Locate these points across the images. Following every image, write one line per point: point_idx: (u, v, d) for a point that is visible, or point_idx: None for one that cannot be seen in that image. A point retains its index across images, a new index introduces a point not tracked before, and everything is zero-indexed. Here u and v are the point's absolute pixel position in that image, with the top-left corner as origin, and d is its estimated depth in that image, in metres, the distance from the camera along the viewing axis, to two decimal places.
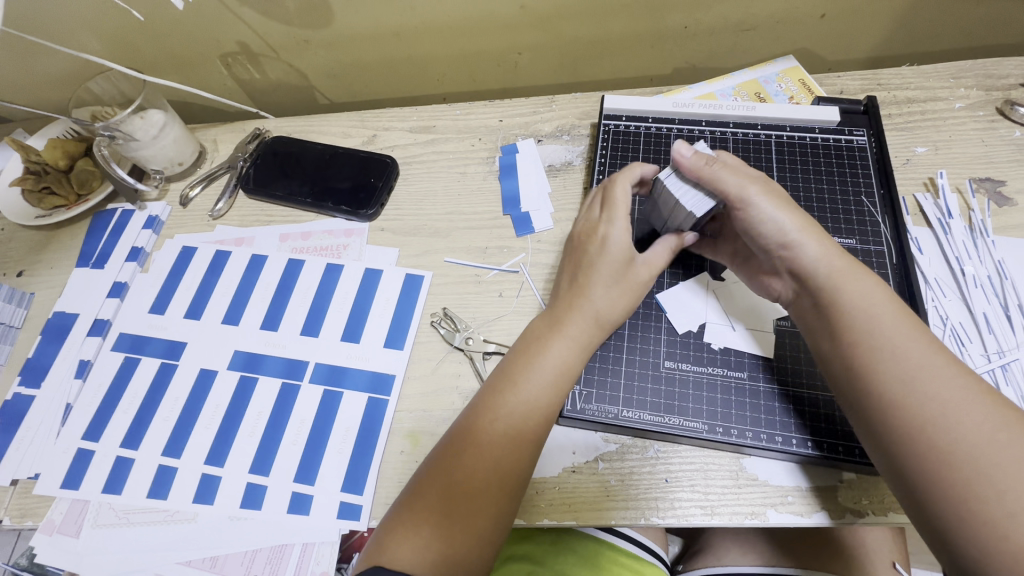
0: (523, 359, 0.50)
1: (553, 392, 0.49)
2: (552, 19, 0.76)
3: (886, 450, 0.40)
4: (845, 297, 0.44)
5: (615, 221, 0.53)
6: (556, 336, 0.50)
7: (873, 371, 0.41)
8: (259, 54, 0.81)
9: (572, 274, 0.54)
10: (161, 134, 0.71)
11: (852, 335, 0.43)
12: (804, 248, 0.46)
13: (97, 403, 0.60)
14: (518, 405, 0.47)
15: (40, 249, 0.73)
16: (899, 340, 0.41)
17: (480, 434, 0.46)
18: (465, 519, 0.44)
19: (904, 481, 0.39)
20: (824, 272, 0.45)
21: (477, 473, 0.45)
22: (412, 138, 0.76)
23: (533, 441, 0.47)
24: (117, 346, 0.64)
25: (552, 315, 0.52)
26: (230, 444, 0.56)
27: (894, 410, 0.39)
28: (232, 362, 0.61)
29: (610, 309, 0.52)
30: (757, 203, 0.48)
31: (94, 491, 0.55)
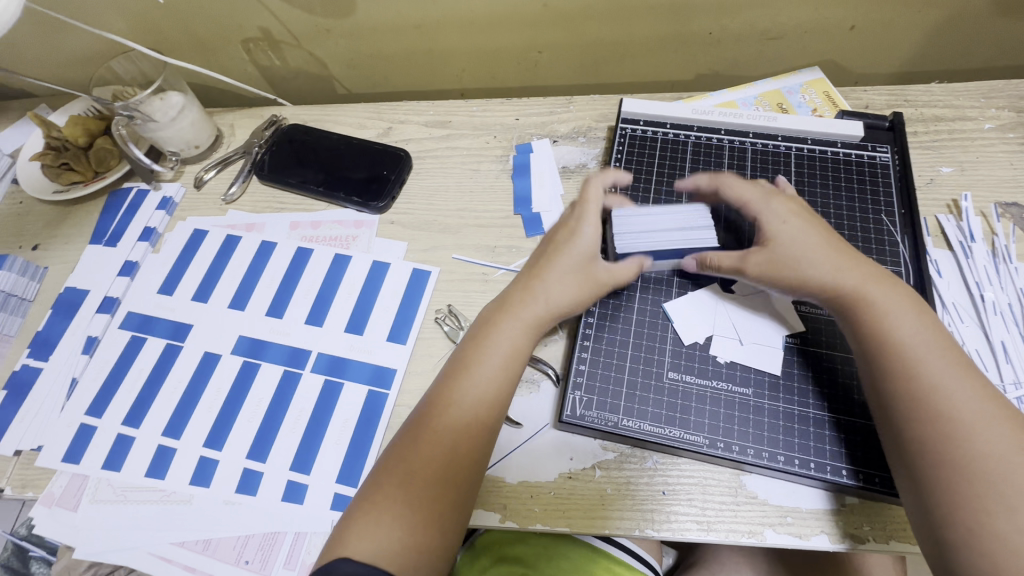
0: (476, 345, 0.50)
1: (503, 374, 0.49)
2: (575, 18, 0.75)
3: (903, 457, 0.41)
4: (891, 312, 0.45)
5: (589, 218, 0.54)
6: (505, 324, 0.51)
7: (905, 384, 0.42)
8: (280, 41, 0.81)
9: (535, 266, 0.54)
10: (179, 116, 0.71)
11: (891, 347, 0.44)
12: (855, 266, 0.47)
13: (102, 379, 0.61)
14: (474, 391, 0.48)
15: (57, 224, 0.75)
16: (933, 360, 0.42)
17: (438, 419, 0.47)
18: (423, 507, 0.44)
19: (913, 486, 0.41)
20: (857, 287, 0.46)
21: (438, 457, 0.45)
22: (427, 132, 0.75)
23: (492, 421, 0.48)
24: (125, 324, 0.64)
25: (502, 303, 0.53)
26: (230, 428, 0.56)
27: (916, 422, 0.41)
28: (236, 347, 0.61)
29: (559, 293, 0.51)
30: (756, 275, 0.49)
31: (94, 466, 0.56)
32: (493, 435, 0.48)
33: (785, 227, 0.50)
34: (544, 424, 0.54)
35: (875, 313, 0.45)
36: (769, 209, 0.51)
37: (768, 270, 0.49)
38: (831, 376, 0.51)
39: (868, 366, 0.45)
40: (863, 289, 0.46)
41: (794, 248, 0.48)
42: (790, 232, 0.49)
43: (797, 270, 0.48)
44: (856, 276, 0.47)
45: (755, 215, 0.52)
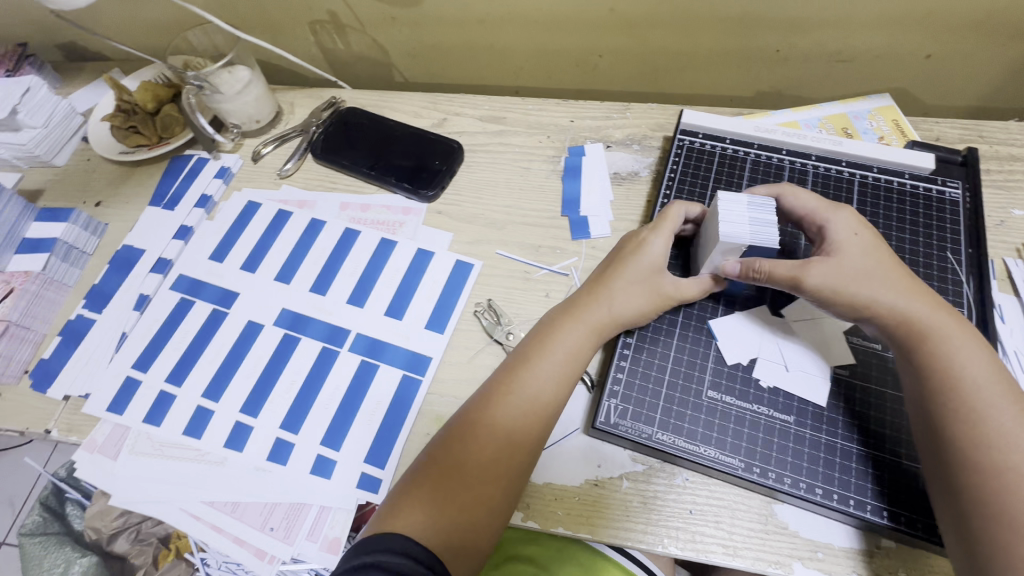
0: (541, 341, 0.50)
1: (563, 373, 0.49)
2: (639, 25, 0.75)
3: (952, 501, 0.40)
4: (953, 352, 0.43)
5: (666, 232, 0.53)
6: (572, 324, 0.51)
7: (965, 428, 0.41)
8: (346, 25, 0.83)
9: (606, 273, 0.53)
10: (244, 90, 0.74)
11: (947, 387, 0.42)
12: (918, 299, 0.46)
13: (150, 337, 0.63)
14: (537, 387, 0.48)
15: (121, 184, 0.78)
16: (999, 407, 0.41)
17: (494, 407, 0.47)
18: (470, 492, 0.44)
19: (961, 534, 0.39)
20: (925, 321, 0.45)
21: (499, 449, 0.46)
22: (481, 127, 0.76)
23: (553, 418, 0.48)
24: (176, 286, 0.66)
25: (568, 303, 0.52)
26: (266, 398, 0.58)
27: (972, 469, 0.39)
28: (279, 319, 0.62)
29: (624, 305, 0.51)
30: (816, 283, 0.47)
31: (136, 419, 0.58)
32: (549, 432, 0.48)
33: (854, 239, 0.49)
34: (574, 428, 0.53)
35: (933, 350, 0.44)
36: (835, 220, 0.50)
37: (828, 283, 0.47)
38: (878, 413, 0.49)
39: (920, 405, 0.44)
40: (923, 323, 0.45)
41: (857, 264, 0.47)
42: (855, 245, 0.48)
43: (859, 285, 0.46)
44: (923, 309, 0.45)
45: (822, 223, 0.50)
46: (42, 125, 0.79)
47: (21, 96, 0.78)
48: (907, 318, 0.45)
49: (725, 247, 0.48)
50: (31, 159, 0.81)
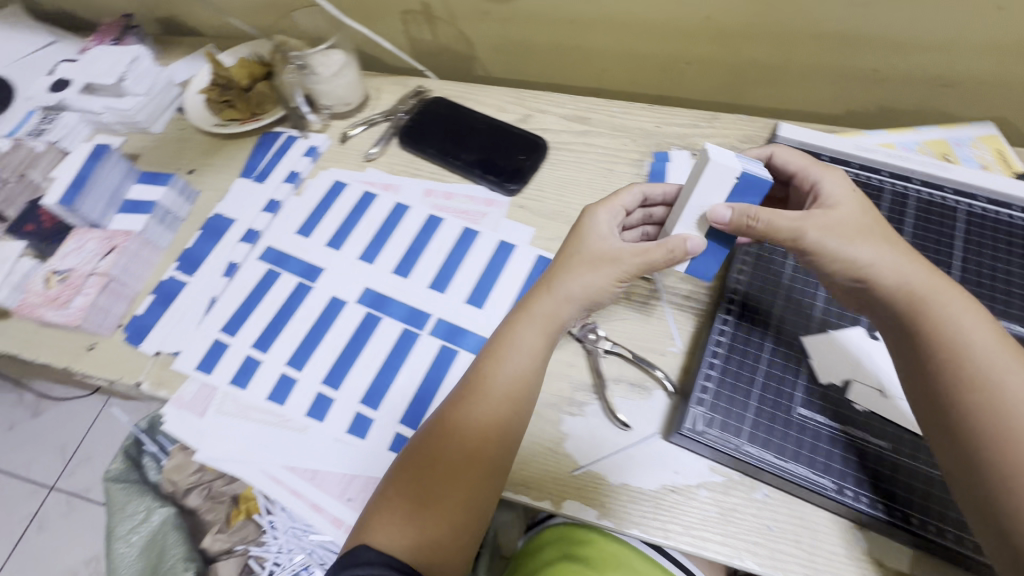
0: (499, 346, 0.51)
1: (522, 371, 0.50)
2: (735, 35, 0.74)
3: (972, 483, 0.39)
4: (955, 319, 0.42)
5: (609, 211, 0.55)
6: (527, 325, 0.51)
7: (976, 402, 0.39)
8: (437, 17, 0.84)
9: (554, 265, 0.54)
10: (339, 73, 0.75)
11: (954, 360, 0.41)
12: (913, 267, 0.44)
13: (239, 303, 0.65)
14: (496, 393, 0.49)
15: (212, 154, 0.81)
16: (1010, 373, 0.39)
17: (452, 417, 0.49)
18: (435, 500, 0.46)
19: (989, 515, 0.38)
20: (921, 288, 0.43)
21: (461, 454, 0.47)
22: (565, 125, 0.76)
23: (517, 414, 0.49)
24: (263, 256, 0.68)
25: (521, 305, 0.53)
26: (347, 372, 0.59)
27: (992, 450, 0.38)
28: (362, 297, 0.64)
29: (574, 285, 0.51)
30: (815, 239, 0.46)
31: (223, 380, 0.60)
32: (513, 431, 0.49)
33: (846, 196, 0.49)
34: (654, 433, 0.53)
35: (933, 322, 0.42)
36: (825, 176, 0.52)
37: (826, 244, 0.46)
38: None
39: (923, 383, 0.42)
40: (922, 291, 0.43)
41: (851, 221, 0.47)
42: (850, 202, 0.49)
43: (853, 239, 0.46)
44: (917, 277, 0.44)
45: (814, 180, 0.52)
46: (144, 94, 0.83)
47: (128, 65, 0.82)
48: (903, 285, 0.44)
49: (710, 182, 0.49)
50: (129, 125, 0.85)
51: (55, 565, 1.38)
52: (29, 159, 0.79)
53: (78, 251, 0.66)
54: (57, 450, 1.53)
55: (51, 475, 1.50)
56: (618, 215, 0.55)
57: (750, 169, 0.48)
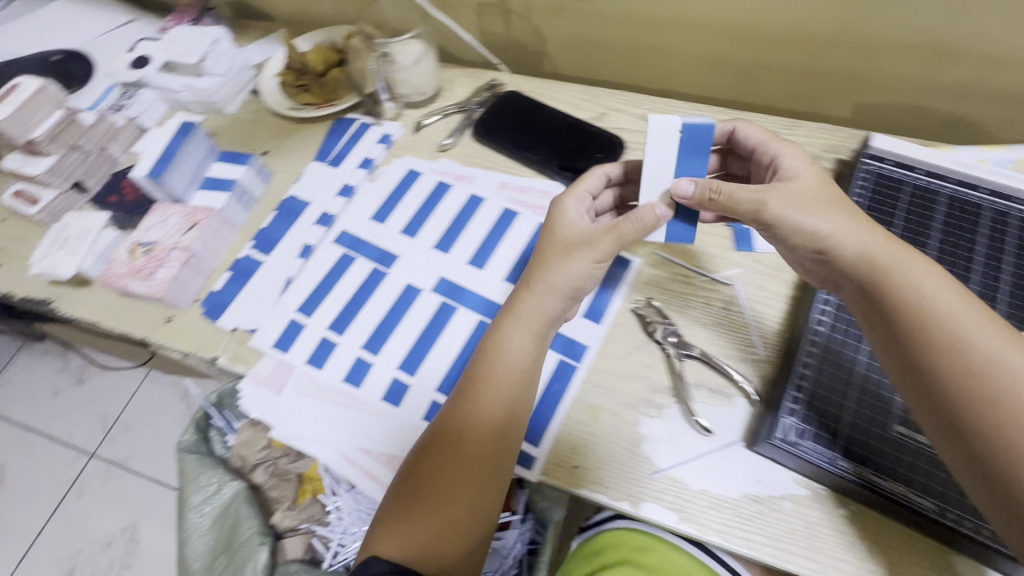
0: (489, 349, 0.51)
1: (513, 372, 0.50)
2: (821, 41, 0.72)
3: (960, 444, 0.38)
4: (917, 282, 0.42)
5: (577, 200, 0.58)
6: (515, 324, 0.52)
7: (946, 362, 0.39)
8: (512, 10, 0.84)
9: (534, 263, 0.54)
10: (417, 63, 0.76)
11: (920, 322, 0.41)
12: (871, 236, 0.45)
13: (314, 284, 0.66)
14: (490, 397, 0.49)
15: (285, 137, 0.82)
16: (979, 332, 0.39)
17: (450, 424, 0.49)
18: (438, 506, 0.46)
19: (985, 478, 0.37)
20: (882, 257, 0.44)
21: (457, 457, 0.47)
22: (641, 126, 0.75)
23: (513, 412, 0.49)
24: (338, 240, 0.69)
25: (507, 308, 0.53)
26: (422, 359, 0.60)
27: (976, 413, 0.37)
28: (437, 286, 0.64)
29: (558, 276, 0.53)
30: (778, 212, 0.48)
31: (300, 359, 0.61)
32: (510, 432, 0.49)
33: (805, 169, 0.51)
34: (736, 441, 0.53)
35: (897, 287, 0.42)
36: (782, 152, 0.53)
37: (786, 215, 0.48)
38: None
39: (898, 353, 0.42)
40: (883, 259, 0.44)
41: (805, 192, 0.49)
42: (808, 175, 0.51)
43: (811, 205, 0.48)
44: (875, 245, 0.45)
45: (773, 154, 0.54)
46: (222, 74, 0.84)
47: (210, 45, 0.83)
48: (867, 255, 0.44)
49: (659, 142, 0.52)
50: (206, 103, 0.87)
51: (94, 529, 1.42)
52: (109, 134, 0.81)
53: (162, 224, 0.68)
54: (99, 418, 1.57)
55: (93, 441, 1.54)
56: (586, 202, 0.58)
57: (692, 123, 0.51)
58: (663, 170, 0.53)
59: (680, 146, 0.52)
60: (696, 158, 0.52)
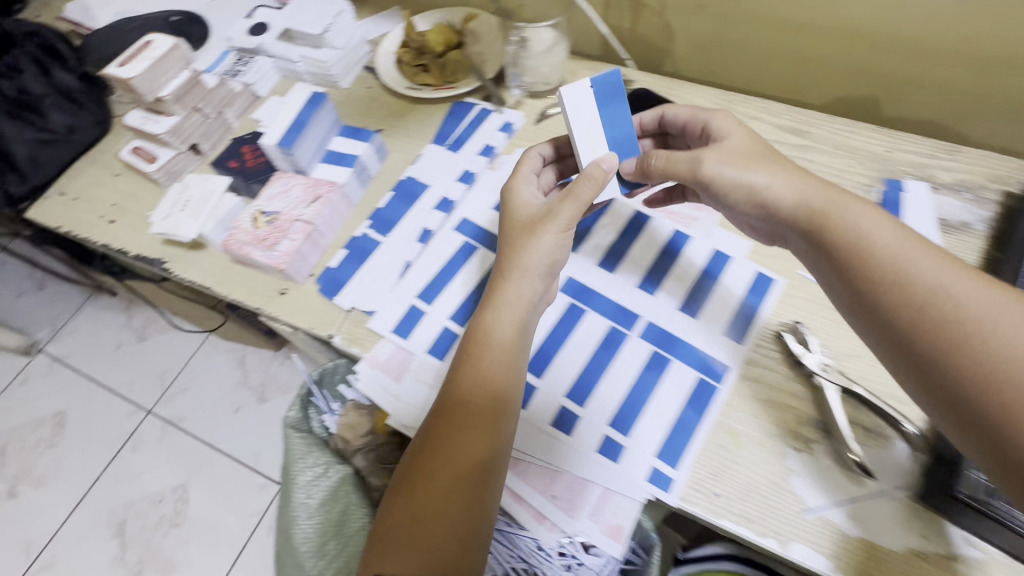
0: (471, 337, 0.49)
1: (502, 357, 0.48)
2: (993, 63, 0.67)
3: (927, 380, 0.38)
4: (854, 219, 0.44)
5: (524, 181, 0.59)
6: (499, 310, 0.50)
7: (893, 294, 0.40)
8: (645, 5, 0.80)
9: (503, 252, 0.52)
10: (550, 51, 0.73)
11: (862, 261, 0.42)
12: (805, 182, 0.47)
13: (434, 270, 0.64)
14: (475, 386, 0.47)
15: (400, 116, 0.80)
16: (919, 262, 0.40)
17: (443, 423, 0.46)
18: (431, 513, 0.44)
19: (961, 413, 0.36)
20: (821, 202, 0.46)
21: (449, 460, 0.45)
22: (782, 137, 0.71)
23: (497, 397, 0.47)
24: (459, 228, 0.67)
25: (487, 296, 0.51)
26: (551, 361, 0.57)
27: (940, 344, 0.37)
28: (564, 286, 0.61)
29: (536, 253, 0.51)
30: (723, 169, 0.51)
31: (420, 348, 0.59)
32: (497, 420, 0.46)
33: (737, 128, 0.54)
34: (897, 489, 0.48)
35: (835, 227, 0.44)
36: (711, 120, 0.56)
37: (723, 169, 0.51)
38: None
39: (857, 305, 0.42)
40: (818, 204, 0.46)
41: (739, 146, 0.52)
42: (739, 132, 0.53)
43: (752, 156, 0.51)
44: (809, 191, 0.47)
45: (704, 122, 0.56)
46: (342, 47, 0.82)
47: (334, 18, 0.82)
48: (806, 204, 0.46)
49: (578, 104, 0.57)
50: (322, 76, 0.85)
51: (146, 485, 1.44)
52: (226, 99, 0.81)
53: (284, 195, 0.67)
54: (157, 376, 1.59)
55: (149, 399, 1.56)
56: (532, 181, 0.60)
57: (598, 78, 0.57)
58: (592, 128, 0.57)
59: (595, 101, 0.57)
60: (613, 106, 0.57)
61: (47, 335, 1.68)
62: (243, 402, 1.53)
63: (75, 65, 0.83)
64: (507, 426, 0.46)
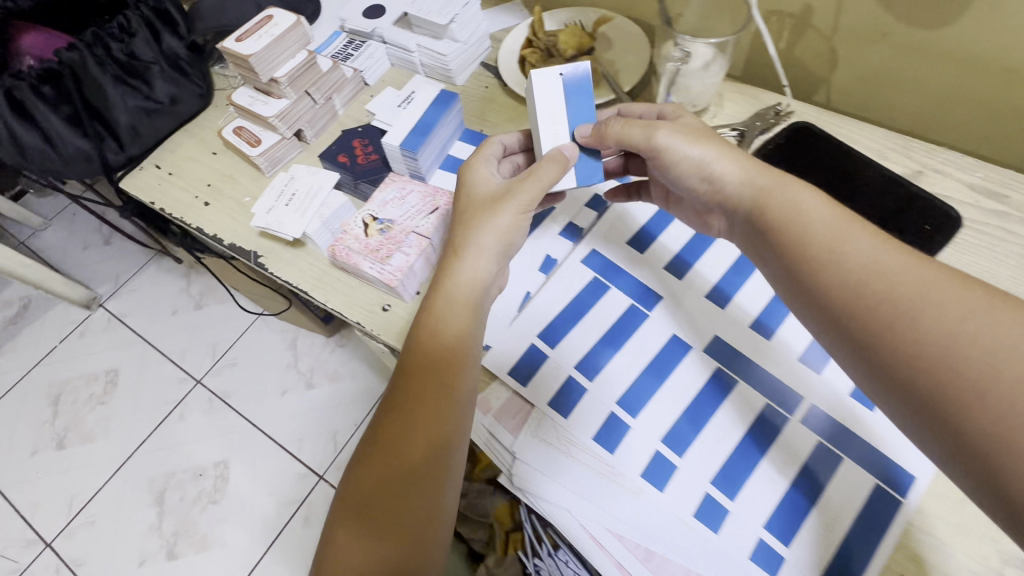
0: (425, 319, 0.48)
1: (450, 328, 0.48)
2: None
3: (873, 365, 0.38)
4: (795, 201, 0.44)
5: (484, 161, 0.56)
6: (451, 289, 0.49)
7: (833, 280, 0.40)
8: (812, 27, 0.68)
9: (455, 231, 0.51)
10: (708, 69, 0.64)
11: (802, 247, 0.42)
12: (752, 166, 0.48)
13: (558, 308, 0.57)
14: (424, 361, 0.47)
15: (520, 123, 0.74)
16: (855, 243, 0.40)
17: (395, 407, 0.47)
18: (386, 501, 0.44)
19: (912, 400, 0.36)
20: (767, 186, 0.46)
21: (404, 454, 0.45)
22: (974, 199, 0.61)
23: (439, 372, 0.46)
24: (587, 261, 0.59)
25: (442, 276, 0.50)
26: (694, 436, 0.49)
27: (878, 328, 0.37)
28: (710, 347, 0.53)
29: (495, 233, 0.50)
30: (669, 142, 0.50)
31: (541, 398, 0.52)
32: (437, 400, 0.45)
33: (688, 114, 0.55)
34: None
35: (779, 213, 0.45)
36: (666, 110, 0.56)
37: (674, 142, 0.50)
38: None
39: (799, 292, 0.43)
40: (762, 184, 0.47)
41: (693, 124, 0.52)
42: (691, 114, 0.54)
43: (698, 134, 0.50)
44: (750, 175, 0.47)
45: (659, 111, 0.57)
46: (464, 41, 0.75)
47: (461, 8, 0.74)
48: (752, 189, 0.47)
49: (545, 91, 0.56)
50: (438, 69, 0.79)
51: (189, 456, 1.43)
52: (337, 85, 0.75)
53: (400, 201, 0.61)
54: (209, 347, 1.58)
55: (200, 368, 1.55)
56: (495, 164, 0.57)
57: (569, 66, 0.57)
58: (558, 114, 0.56)
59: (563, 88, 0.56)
60: (580, 94, 0.56)
61: (108, 291, 1.68)
62: (290, 386, 1.50)
63: (185, 32, 0.78)
64: (443, 408, 0.45)
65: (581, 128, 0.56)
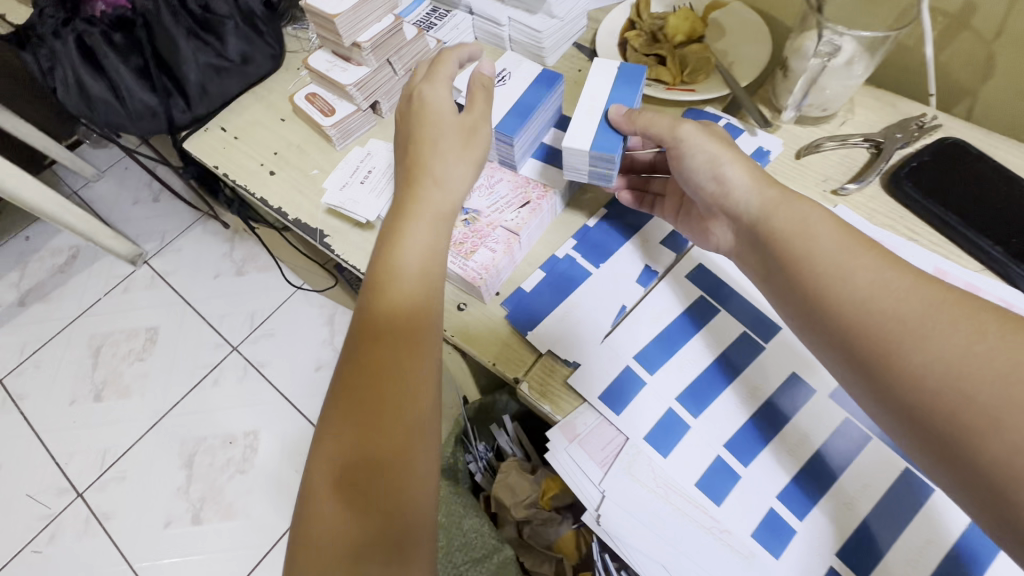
0: (380, 265, 0.41)
1: (415, 280, 0.41)
2: None
3: (881, 392, 0.36)
4: (796, 215, 0.42)
5: (441, 83, 0.48)
6: (414, 237, 0.42)
7: (835, 305, 0.38)
8: (970, 28, 0.58)
9: (419, 172, 0.45)
10: (852, 66, 0.56)
11: (803, 266, 0.40)
12: (760, 176, 0.45)
13: (660, 330, 0.50)
14: (382, 318, 0.40)
15: None
16: (855, 265, 0.38)
17: (354, 368, 0.39)
18: (359, 474, 0.37)
19: (921, 432, 0.34)
20: (772, 199, 0.44)
21: (364, 431, 0.38)
22: None
23: (404, 325, 0.40)
24: (694, 277, 0.53)
25: (394, 223, 0.43)
26: (816, 497, 0.44)
27: (883, 354, 0.36)
28: (837, 393, 0.47)
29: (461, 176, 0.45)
30: (691, 136, 0.48)
31: (637, 432, 0.46)
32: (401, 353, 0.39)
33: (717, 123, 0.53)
34: None
35: (782, 228, 0.42)
36: None
37: (695, 138, 0.47)
38: None
39: (803, 315, 0.41)
40: (769, 195, 0.44)
41: (720, 130, 0.50)
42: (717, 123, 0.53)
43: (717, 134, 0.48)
44: (754, 183, 0.45)
45: None
46: (561, 18, 0.67)
47: None
48: (757, 199, 0.44)
49: (597, 78, 0.55)
50: (528, 46, 0.71)
51: (220, 423, 1.42)
52: (420, 56, 0.69)
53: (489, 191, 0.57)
54: (247, 315, 1.56)
55: (236, 335, 1.53)
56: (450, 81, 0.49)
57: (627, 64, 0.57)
58: (596, 100, 0.54)
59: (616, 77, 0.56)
60: (628, 87, 0.54)
61: (154, 248, 1.68)
62: (324, 361, 1.47)
63: None
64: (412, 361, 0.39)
65: (613, 108, 0.53)
